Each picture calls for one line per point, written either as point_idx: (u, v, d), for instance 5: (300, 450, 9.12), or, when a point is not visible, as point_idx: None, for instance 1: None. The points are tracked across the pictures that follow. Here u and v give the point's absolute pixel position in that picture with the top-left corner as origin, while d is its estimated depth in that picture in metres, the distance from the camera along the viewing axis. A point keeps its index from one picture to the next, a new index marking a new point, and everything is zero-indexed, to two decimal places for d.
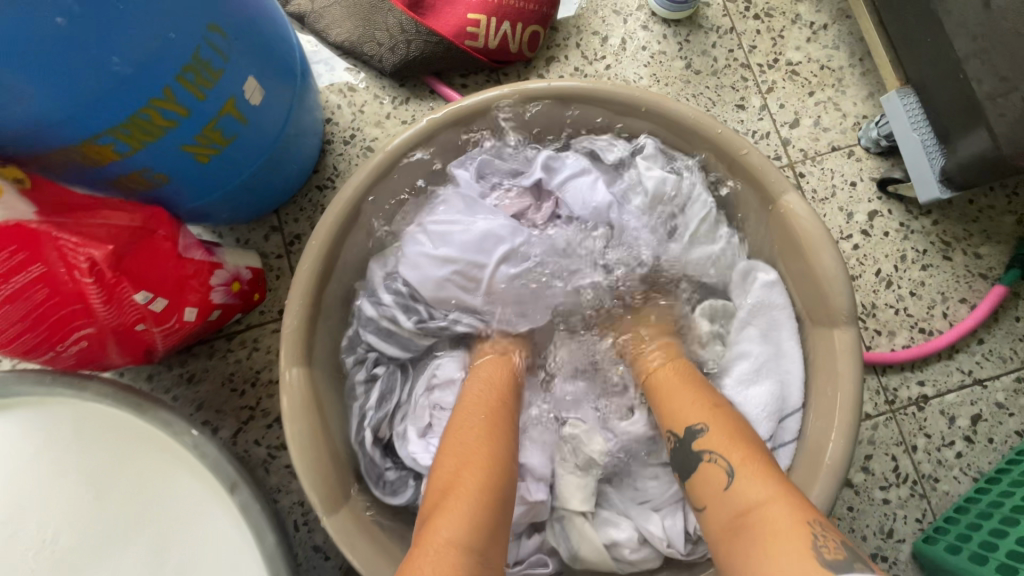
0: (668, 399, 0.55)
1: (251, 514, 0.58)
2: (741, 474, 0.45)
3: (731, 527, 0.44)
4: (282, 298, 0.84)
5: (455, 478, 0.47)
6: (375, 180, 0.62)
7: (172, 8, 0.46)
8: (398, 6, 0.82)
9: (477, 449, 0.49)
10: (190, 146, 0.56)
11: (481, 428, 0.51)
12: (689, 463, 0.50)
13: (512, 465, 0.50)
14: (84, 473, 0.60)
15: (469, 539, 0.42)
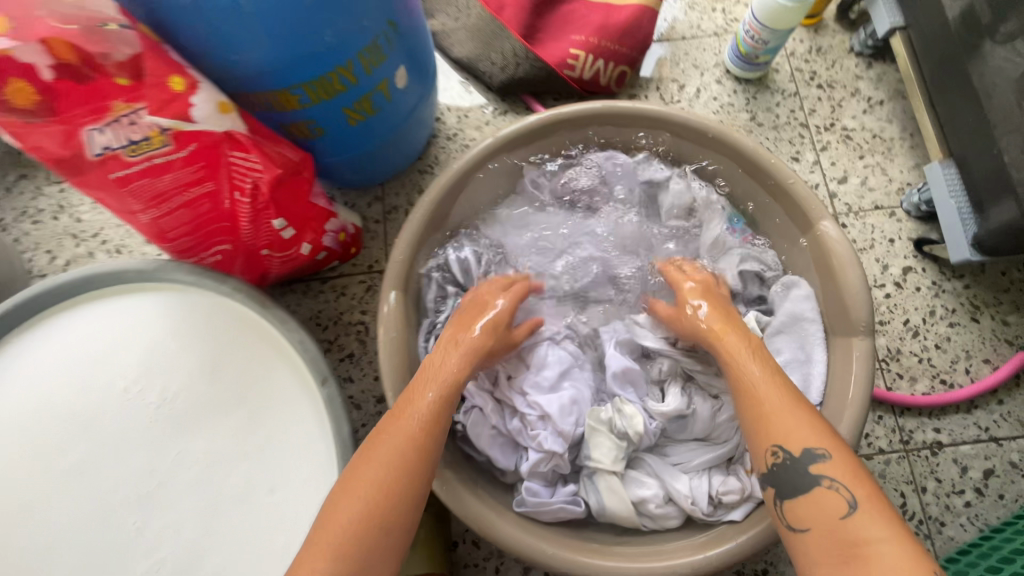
0: (779, 417, 0.54)
1: (331, 407, 0.69)
2: (862, 506, 0.47)
3: (837, 553, 0.46)
4: (372, 257, 0.98)
5: (333, 520, 0.49)
6: (480, 161, 0.73)
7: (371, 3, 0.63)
8: (514, 34, 0.97)
9: (367, 488, 0.51)
10: (348, 110, 0.73)
11: (376, 462, 0.52)
12: (797, 483, 0.51)
13: (419, 484, 0.53)
14: (207, 351, 0.74)
15: (337, 573, 0.46)
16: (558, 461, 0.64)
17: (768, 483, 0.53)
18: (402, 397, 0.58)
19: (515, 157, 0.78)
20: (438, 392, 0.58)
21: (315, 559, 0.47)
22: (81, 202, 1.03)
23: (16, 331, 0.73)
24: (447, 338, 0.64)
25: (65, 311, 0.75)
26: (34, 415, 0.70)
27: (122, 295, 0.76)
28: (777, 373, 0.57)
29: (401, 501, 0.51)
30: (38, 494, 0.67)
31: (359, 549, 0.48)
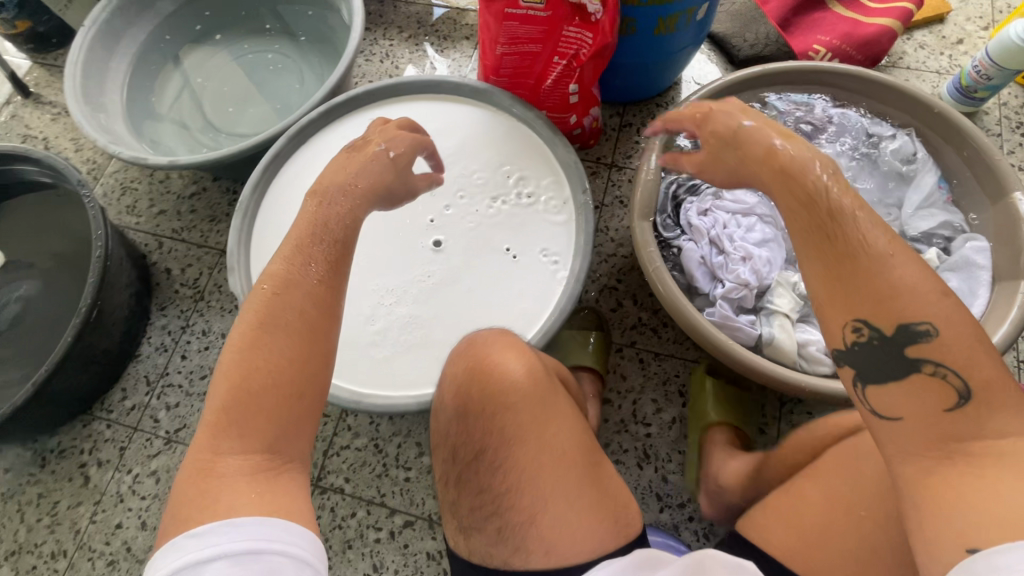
0: (871, 276, 0.50)
1: (584, 211, 0.94)
2: (974, 397, 0.47)
3: (937, 443, 0.48)
4: (601, 153, 1.23)
5: (208, 465, 0.51)
6: (742, 81, 0.94)
7: None
8: (772, 22, 1.22)
9: (220, 406, 0.53)
10: (660, 21, 1.00)
11: (253, 362, 0.54)
12: (889, 368, 0.51)
13: (289, 344, 0.56)
14: (494, 154, 1.03)
15: (256, 454, 0.52)
16: (747, 294, 0.84)
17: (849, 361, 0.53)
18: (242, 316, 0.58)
19: (762, 92, 0.97)
20: (291, 268, 0.61)
21: (228, 452, 0.52)
22: (403, 56, 1.40)
23: (376, 103, 1.08)
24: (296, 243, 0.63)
25: (407, 101, 1.08)
26: None
27: (446, 102, 1.07)
28: (840, 213, 0.53)
29: (300, 370, 0.56)
30: None
31: (263, 402, 0.53)
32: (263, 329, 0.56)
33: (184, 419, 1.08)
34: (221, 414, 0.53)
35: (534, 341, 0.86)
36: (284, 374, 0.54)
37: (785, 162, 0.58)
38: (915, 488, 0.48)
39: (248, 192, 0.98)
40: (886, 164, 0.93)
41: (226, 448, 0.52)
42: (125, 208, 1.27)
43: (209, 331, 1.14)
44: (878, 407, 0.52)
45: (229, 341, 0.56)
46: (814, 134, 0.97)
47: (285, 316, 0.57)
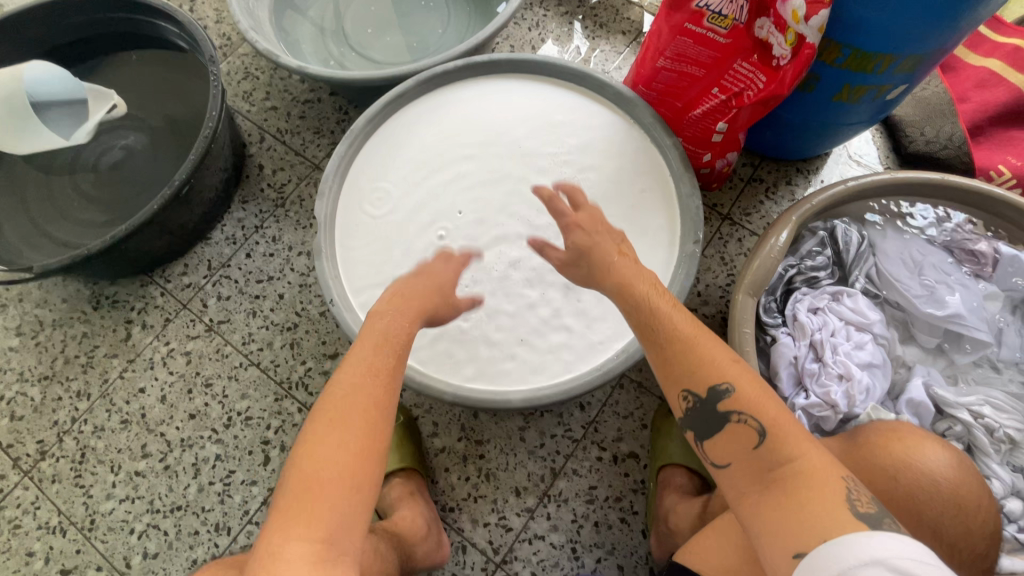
0: (688, 354, 0.57)
1: (688, 261, 0.85)
2: (770, 436, 0.53)
3: (757, 479, 0.53)
4: (719, 199, 1.14)
5: (271, 564, 0.47)
6: (904, 182, 0.85)
7: (948, 34, 0.78)
8: (962, 122, 1.07)
9: (293, 498, 0.49)
10: (845, 87, 0.90)
11: (332, 444, 0.51)
12: (710, 421, 0.56)
13: (373, 425, 0.54)
14: (615, 169, 0.95)
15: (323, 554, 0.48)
16: (832, 415, 0.75)
17: (687, 425, 0.58)
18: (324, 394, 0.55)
19: (924, 201, 0.87)
20: (375, 344, 0.59)
21: (292, 550, 0.47)
22: (552, 30, 1.33)
23: (515, 73, 1.02)
24: (382, 314, 0.63)
25: (544, 82, 1.02)
26: (492, 128, 0.99)
27: (587, 97, 1.00)
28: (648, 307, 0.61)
29: (373, 457, 0.53)
30: (465, 173, 0.96)
31: (334, 493, 0.50)
32: (356, 407, 0.54)
33: (229, 314, 1.09)
34: (289, 503, 0.49)
35: (587, 379, 0.80)
36: (355, 462, 0.51)
37: (624, 281, 0.65)
38: (752, 517, 0.52)
39: (361, 123, 0.96)
40: None
41: (285, 546, 0.47)
42: (242, 93, 1.28)
43: (278, 240, 1.15)
44: (714, 459, 0.57)
45: (308, 424, 0.54)
46: (970, 267, 0.85)
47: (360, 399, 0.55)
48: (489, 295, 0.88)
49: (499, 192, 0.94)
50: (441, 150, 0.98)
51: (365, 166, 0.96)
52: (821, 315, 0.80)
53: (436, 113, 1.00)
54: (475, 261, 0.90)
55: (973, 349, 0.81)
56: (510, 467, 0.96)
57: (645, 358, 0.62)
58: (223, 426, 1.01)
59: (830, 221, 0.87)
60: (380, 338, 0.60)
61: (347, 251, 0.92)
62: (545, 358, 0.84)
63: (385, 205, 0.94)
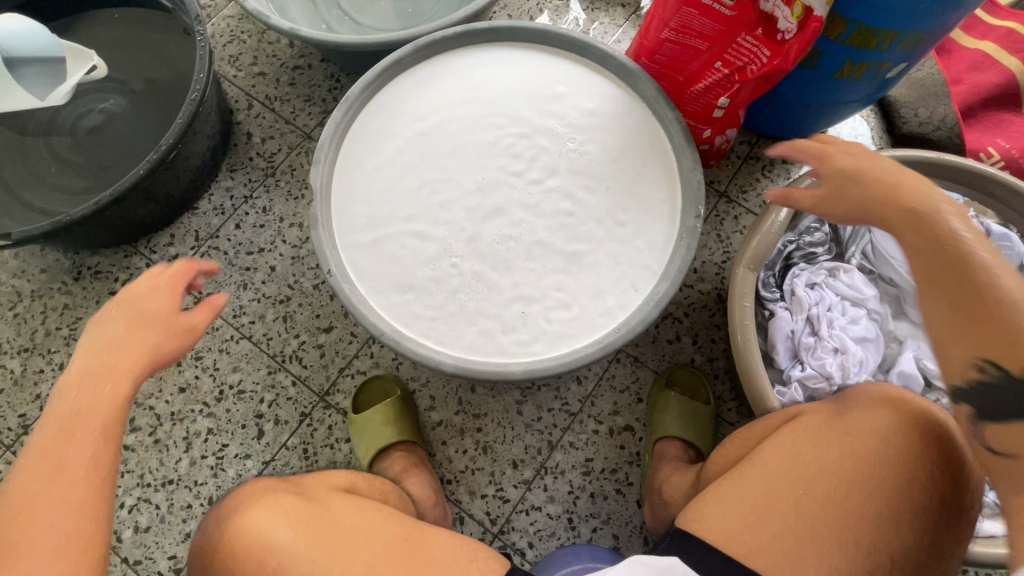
0: (995, 319, 0.50)
1: (689, 235, 0.85)
2: None
3: None
4: (717, 177, 1.14)
5: (18, 529, 0.49)
6: (902, 161, 0.86)
7: (951, 12, 0.78)
8: (955, 105, 1.09)
9: (37, 484, 0.51)
10: (847, 65, 0.90)
11: (68, 438, 0.53)
12: (1011, 406, 0.49)
13: (92, 418, 0.55)
14: (618, 142, 0.94)
15: (67, 524, 0.50)
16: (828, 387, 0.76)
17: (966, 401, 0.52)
18: (58, 395, 0.56)
19: (919, 180, 0.89)
20: (88, 352, 0.59)
21: (34, 525, 0.49)
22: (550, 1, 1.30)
23: (516, 41, 1.00)
24: (134, 325, 0.62)
25: (545, 51, 1.00)
26: (492, 98, 0.97)
27: (589, 68, 0.98)
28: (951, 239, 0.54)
29: (96, 433, 0.54)
30: (465, 143, 0.94)
31: (74, 471, 0.52)
32: (56, 427, 0.54)
33: (219, 286, 1.06)
34: (8, 510, 0.50)
35: (589, 351, 0.80)
36: (88, 474, 0.52)
37: (922, 209, 0.57)
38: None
39: (357, 89, 0.93)
40: None
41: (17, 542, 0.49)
42: (228, 57, 1.23)
43: (269, 211, 1.11)
44: (991, 447, 0.50)
45: (46, 416, 0.55)
46: None
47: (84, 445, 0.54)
48: (490, 267, 0.87)
49: (499, 163, 0.93)
50: (440, 119, 0.95)
51: (361, 134, 0.94)
52: (819, 291, 0.81)
53: (434, 82, 0.97)
54: (475, 232, 0.88)
55: None
56: (508, 440, 0.97)
57: (922, 315, 0.56)
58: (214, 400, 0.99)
59: None
60: (107, 347, 0.60)
61: (343, 220, 0.89)
62: (546, 330, 0.84)
63: (383, 174, 0.92)
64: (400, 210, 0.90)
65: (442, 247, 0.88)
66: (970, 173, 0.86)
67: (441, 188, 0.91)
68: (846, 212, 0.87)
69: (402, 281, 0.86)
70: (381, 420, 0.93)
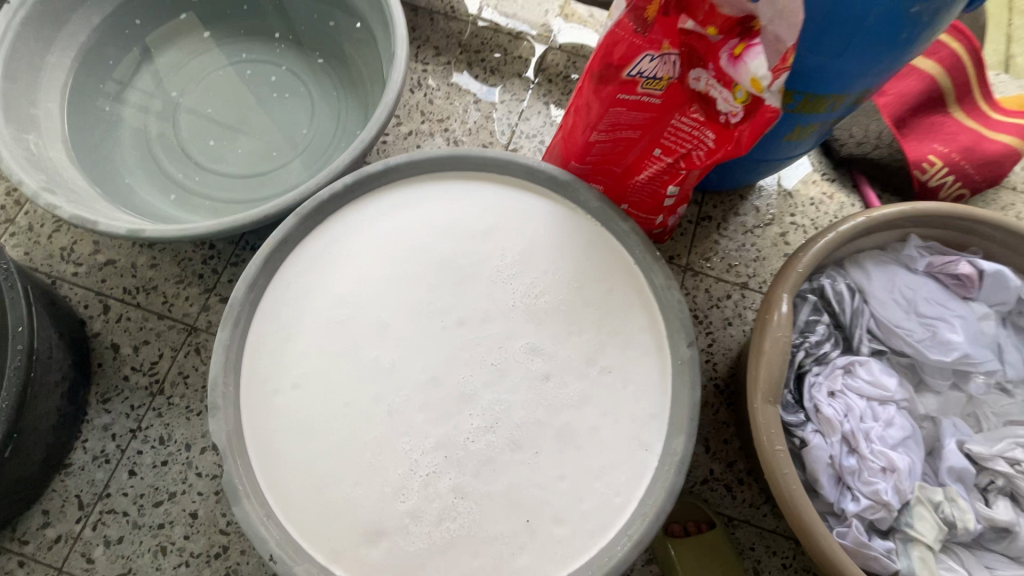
0: None
1: (688, 370, 0.73)
2: None
3: None
4: (675, 249, 1.03)
5: None
6: (876, 221, 0.78)
7: (900, 65, 0.69)
8: (887, 118, 1.05)
9: None
10: (796, 128, 0.80)
11: None
12: None
13: None
14: (574, 268, 0.80)
15: None
16: (886, 512, 0.67)
17: None
18: None
19: (896, 230, 0.81)
20: None
21: None
22: (437, 86, 1.14)
23: (420, 175, 0.83)
24: None
25: (457, 178, 0.83)
26: (414, 253, 0.79)
27: (515, 186, 0.83)
28: None
29: None
30: (396, 319, 0.76)
31: None
32: None
33: (129, 562, 0.82)
34: None
35: (619, 552, 0.66)
36: None
37: None
38: None
39: (241, 293, 0.72)
40: None
41: None
42: (58, 251, 0.97)
43: (168, 439, 0.88)
44: None
45: None
46: (956, 290, 0.81)
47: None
48: (474, 474, 0.70)
49: (446, 334, 0.76)
50: (356, 298, 0.76)
51: (263, 345, 0.73)
52: (843, 398, 0.71)
53: (335, 251, 0.78)
54: (442, 434, 0.71)
55: (981, 380, 0.77)
56: None
57: None
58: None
59: (815, 278, 0.79)
60: None
61: (270, 471, 0.69)
62: (561, 534, 0.68)
63: (305, 390, 0.72)
64: (341, 431, 0.71)
65: (408, 467, 0.70)
66: (946, 215, 0.79)
67: (385, 387, 0.73)
68: (836, 291, 0.77)
69: (369, 529, 0.67)
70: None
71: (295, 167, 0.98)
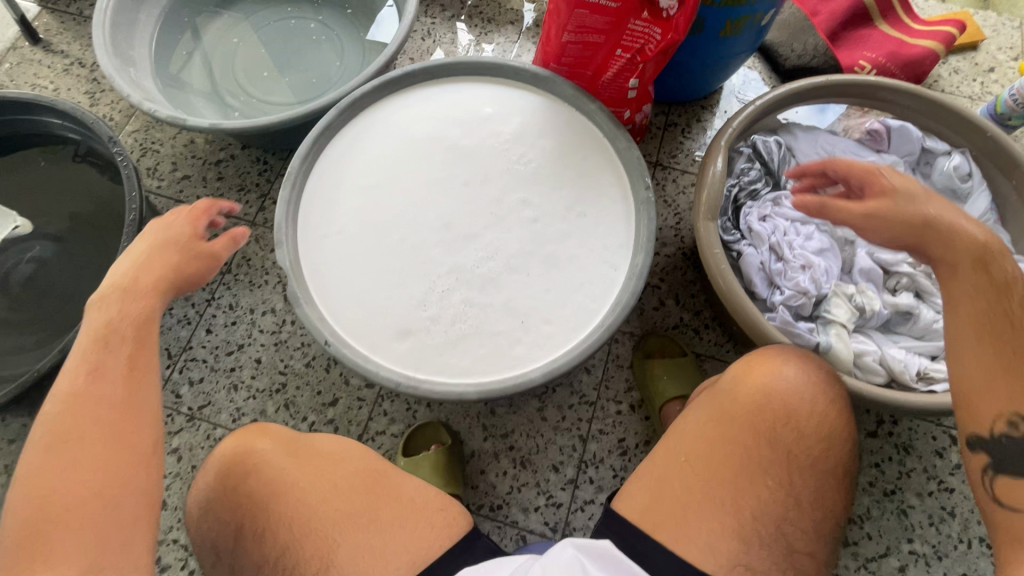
0: None
1: (646, 207, 0.92)
2: None
3: None
4: (646, 150, 1.23)
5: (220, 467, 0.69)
6: (798, 91, 0.96)
7: None
8: (821, 34, 1.24)
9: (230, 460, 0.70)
10: (728, 22, 1.00)
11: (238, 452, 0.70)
12: None
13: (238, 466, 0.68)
14: (555, 143, 1.00)
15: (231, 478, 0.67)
16: (808, 299, 0.84)
17: None
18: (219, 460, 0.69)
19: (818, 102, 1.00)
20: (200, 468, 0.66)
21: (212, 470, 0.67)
22: (444, 36, 1.37)
23: (431, 80, 1.04)
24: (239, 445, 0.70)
25: (460, 81, 1.05)
26: (428, 136, 1.00)
27: (506, 85, 1.04)
28: None
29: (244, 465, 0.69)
30: (416, 183, 0.97)
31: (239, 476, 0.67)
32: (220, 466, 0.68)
33: (209, 396, 1.03)
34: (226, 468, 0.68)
35: (594, 337, 0.84)
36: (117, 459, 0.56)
37: None
38: None
39: (297, 163, 0.94)
40: (936, 180, 0.96)
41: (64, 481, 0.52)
42: (145, 170, 1.20)
43: (236, 305, 1.09)
44: None
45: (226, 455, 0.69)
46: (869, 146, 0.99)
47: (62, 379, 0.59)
48: (479, 289, 0.89)
49: (455, 193, 0.96)
50: (384, 169, 0.98)
51: (314, 203, 0.95)
52: (772, 220, 0.89)
53: (366, 136, 1.00)
54: (454, 262, 0.91)
55: None
56: (542, 448, 0.99)
57: None
58: (182, 562, 0.92)
59: (750, 138, 0.97)
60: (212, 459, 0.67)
61: (323, 290, 0.89)
62: (549, 330, 0.87)
63: (347, 235, 0.93)
64: (376, 263, 0.91)
65: (428, 285, 0.89)
66: (857, 84, 0.97)
67: (408, 231, 0.93)
68: (767, 146, 0.96)
69: (400, 329, 0.87)
70: (430, 472, 0.93)
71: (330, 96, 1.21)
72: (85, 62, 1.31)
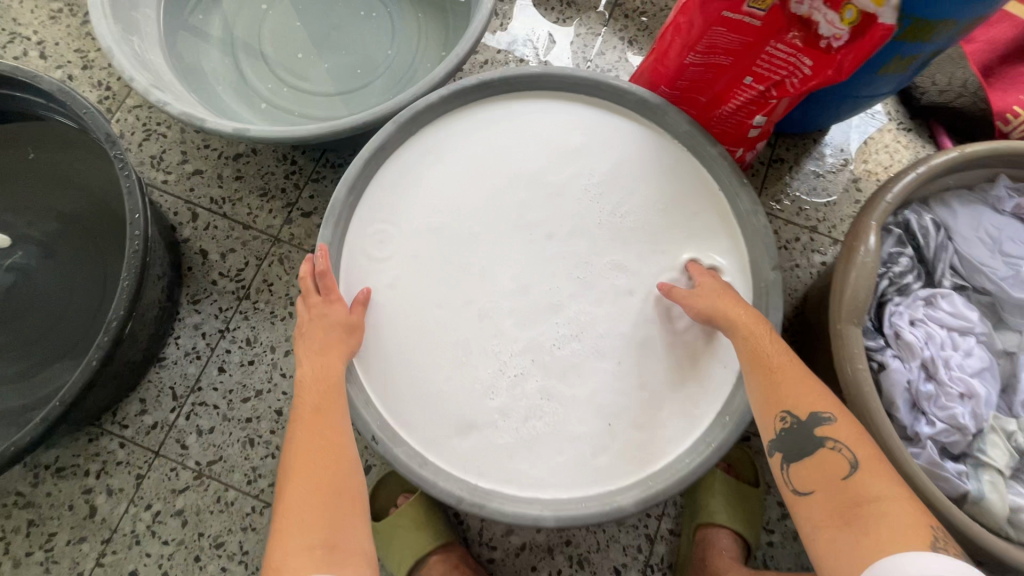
0: None
1: (772, 293, 0.74)
2: None
3: None
4: None
5: None
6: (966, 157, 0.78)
7: None
8: (974, 65, 1.01)
9: None
10: (894, 58, 0.79)
11: None
12: None
13: None
14: (660, 193, 0.81)
15: None
16: (960, 436, 0.69)
17: None
18: None
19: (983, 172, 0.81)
20: None
21: None
22: (513, 18, 1.13)
23: (510, 93, 0.84)
24: None
25: (546, 98, 0.84)
26: (503, 169, 0.81)
27: (603, 110, 0.84)
28: None
29: None
30: (487, 231, 0.79)
31: None
32: None
33: (220, 450, 0.88)
34: None
35: (698, 457, 0.69)
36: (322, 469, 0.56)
37: None
38: None
39: (342, 194, 0.75)
40: None
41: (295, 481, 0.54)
42: (149, 158, 1.00)
43: (255, 341, 0.92)
44: None
45: None
46: None
47: (299, 395, 0.63)
48: (560, 377, 0.73)
49: (535, 249, 0.78)
50: (449, 208, 0.79)
51: (361, 246, 0.77)
52: (924, 328, 0.73)
53: (428, 163, 0.81)
54: (530, 339, 0.74)
55: None
56: (602, 547, 0.86)
57: None
58: None
59: (901, 213, 0.79)
60: None
61: (366, 364, 0.73)
62: (641, 438, 0.72)
63: (401, 293, 0.76)
64: (434, 334, 0.74)
65: (497, 367, 0.73)
66: None
67: (475, 292, 0.76)
68: (920, 225, 0.78)
69: (461, 421, 0.71)
70: (411, 526, 0.82)
71: (376, 89, 0.99)
72: (76, 11, 1.07)
